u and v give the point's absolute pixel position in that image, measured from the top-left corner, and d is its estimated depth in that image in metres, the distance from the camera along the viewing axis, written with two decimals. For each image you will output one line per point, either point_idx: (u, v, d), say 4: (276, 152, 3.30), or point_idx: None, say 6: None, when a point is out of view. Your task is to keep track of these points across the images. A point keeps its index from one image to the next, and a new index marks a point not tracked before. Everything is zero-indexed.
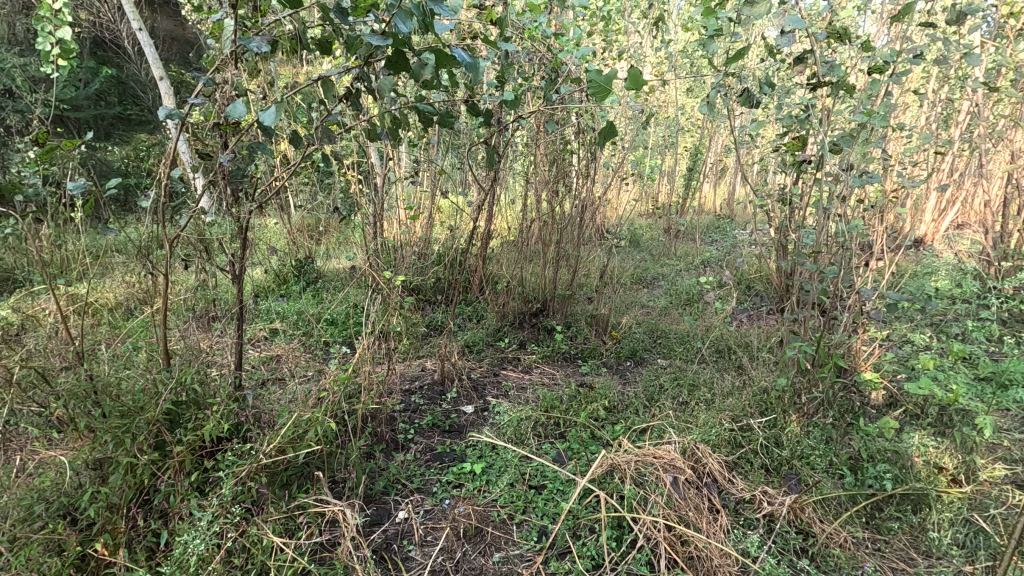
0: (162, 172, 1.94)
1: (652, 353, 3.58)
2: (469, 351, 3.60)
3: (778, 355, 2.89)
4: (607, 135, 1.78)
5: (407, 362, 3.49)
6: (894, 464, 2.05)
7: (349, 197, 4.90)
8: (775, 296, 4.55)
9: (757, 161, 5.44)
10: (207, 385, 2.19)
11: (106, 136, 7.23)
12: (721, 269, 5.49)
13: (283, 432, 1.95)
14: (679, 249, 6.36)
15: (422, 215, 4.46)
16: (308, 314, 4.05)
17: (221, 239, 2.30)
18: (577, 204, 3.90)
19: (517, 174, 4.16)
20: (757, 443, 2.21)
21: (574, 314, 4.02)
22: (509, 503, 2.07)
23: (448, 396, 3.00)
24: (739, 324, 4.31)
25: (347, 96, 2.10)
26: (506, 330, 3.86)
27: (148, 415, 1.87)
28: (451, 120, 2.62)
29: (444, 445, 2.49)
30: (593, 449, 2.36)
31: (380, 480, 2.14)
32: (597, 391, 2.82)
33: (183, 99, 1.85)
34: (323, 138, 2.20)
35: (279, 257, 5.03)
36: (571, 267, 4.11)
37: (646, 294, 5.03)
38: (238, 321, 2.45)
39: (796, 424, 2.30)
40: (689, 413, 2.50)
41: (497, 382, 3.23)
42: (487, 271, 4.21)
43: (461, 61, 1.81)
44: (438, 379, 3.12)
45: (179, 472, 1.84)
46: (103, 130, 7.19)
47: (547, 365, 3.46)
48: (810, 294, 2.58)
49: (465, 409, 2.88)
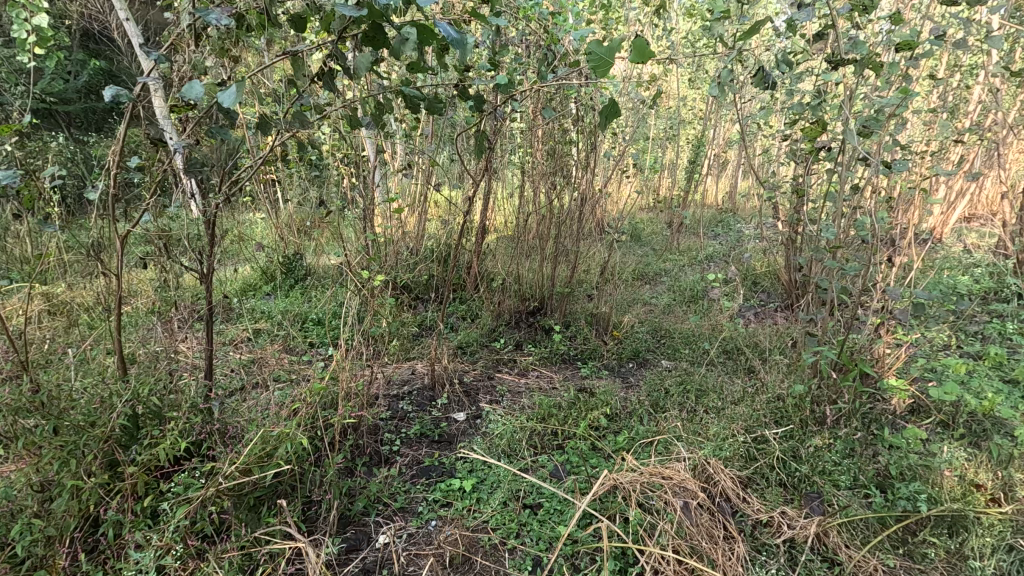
0: (112, 161, 1.73)
1: (655, 354, 3.39)
2: (463, 352, 3.41)
3: (791, 357, 2.71)
4: (611, 117, 1.57)
5: (397, 364, 3.30)
6: (926, 482, 1.85)
7: (339, 191, 4.71)
8: (784, 293, 4.36)
9: (764, 153, 5.22)
10: (170, 396, 2.00)
11: (96, 130, 7.08)
12: (725, 265, 5.29)
13: (251, 450, 1.76)
14: (682, 244, 6.16)
15: (414, 210, 4.26)
16: (295, 313, 3.87)
17: (188, 236, 2.10)
18: (576, 197, 3.70)
19: (513, 166, 3.95)
20: (774, 457, 2.02)
21: (573, 313, 3.82)
22: (501, 526, 1.89)
23: (439, 402, 2.81)
24: (746, 322, 4.12)
25: (320, 75, 1.88)
26: (502, 330, 3.67)
27: (97, 432, 1.68)
28: (439, 105, 2.40)
29: (432, 458, 2.30)
30: (593, 462, 2.17)
31: (359, 500, 1.95)
32: (598, 397, 2.64)
33: (132, 77, 1.63)
34: (296, 123, 1.99)
35: (267, 254, 4.86)
36: (570, 264, 3.91)
37: (648, 291, 4.84)
38: (208, 325, 2.25)
39: (815, 435, 2.11)
40: (697, 422, 2.31)
41: (491, 386, 3.05)
42: (482, 268, 4.01)
43: (445, 37, 1.55)
44: (428, 384, 2.93)
45: (131, 497, 1.65)
46: (92, 124, 7.03)
47: (545, 368, 3.27)
48: (828, 293, 2.38)
49: (456, 417, 2.69)
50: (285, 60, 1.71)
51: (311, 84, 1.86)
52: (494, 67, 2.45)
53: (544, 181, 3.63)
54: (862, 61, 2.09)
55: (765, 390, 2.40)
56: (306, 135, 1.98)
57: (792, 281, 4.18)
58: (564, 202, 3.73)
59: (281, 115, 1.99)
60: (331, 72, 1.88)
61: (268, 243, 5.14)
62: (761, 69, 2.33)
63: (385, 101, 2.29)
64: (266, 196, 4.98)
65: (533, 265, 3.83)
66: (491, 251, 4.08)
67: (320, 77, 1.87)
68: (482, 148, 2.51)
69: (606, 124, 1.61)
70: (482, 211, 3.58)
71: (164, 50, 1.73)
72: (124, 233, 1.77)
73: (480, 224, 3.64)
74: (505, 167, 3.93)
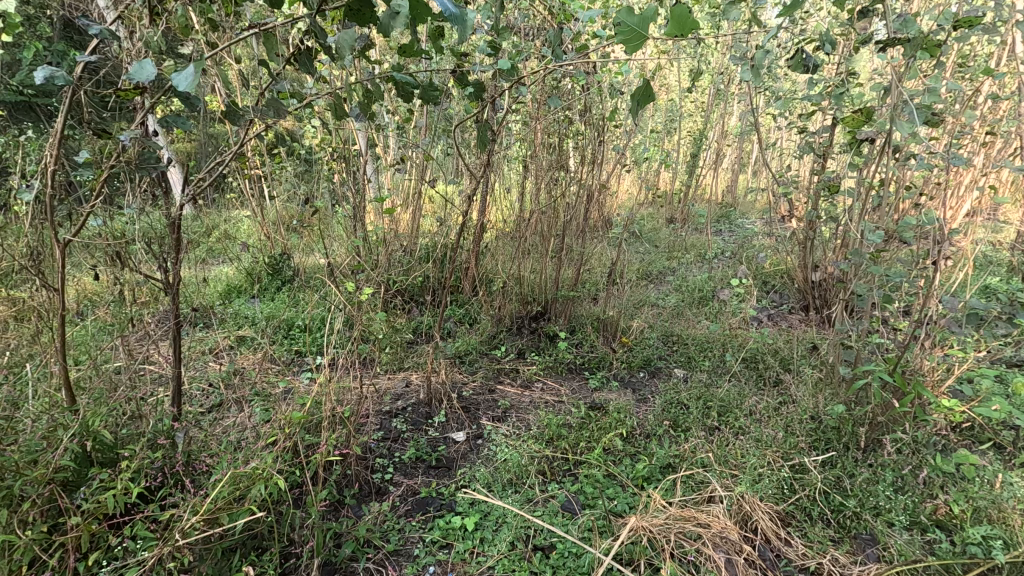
0: (51, 156, 1.46)
1: (667, 363, 3.16)
2: (461, 362, 3.17)
3: (820, 371, 2.48)
4: (643, 103, 1.35)
5: (390, 375, 3.06)
6: (992, 520, 1.63)
7: (328, 188, 4.44)
8: (799, 293, 4.14)
9: (774, 146, 4.99)
10: (128, 425, 1.74)
11: None
12: (733, 263, 5.08)
13: (219, 494, 1.51)
14: (687, 241, 5.93)
15: (407, 208, 4.00)
16: (281, 319, 3.63)
17: (151, 241, 1.85)
18: (581, 194, 3.44)
19: (513, 160, 3.69)
20: (815, 489, 1.80)
21: (578, 318, 3.58)
22: (509, 573, 1.66)
23: (435, 420, 2.57)
24: (760, 326, 3.90)
25: (294, 55, 1.60)
26: (502, 337, 3.42)
27: (35, 475, 1.41)
28: (435, 94, 2.14)
29: (429, 488, 2.06)
30: (611, 494, 1.95)
31: (347, 544, 1.71)
32: (611, 415, 2.40)
33: (68, 54, 1.35)
34: (270, 112, 1.73)
35: (252, 255, 4.61)
36: (574, 266, 3.67)
37: (654, 291, 4.61)
38: (175, 341, 1.99)
39: (859, 463, 1.88)
40: (725, 446, 2.08)
41: (493, 400, 2.81)
42: (481, 269, 3.77)
43: (443, 11, 1.26)
44: (424, 399, 2.69)
45: (75, 552, 1.39)
46: None
47: (550, 379, 3.03)
48: (867, 303, 2.15)
49: (455, 438, 2.44)
50: (252, 36, 1.45)
51: (286, 66, 1.60)
52: (497, 51, 2.20)
53: (548, 177, 3.38)
54: (916, 41, 1.83)
55: (797, 408, 2.17)
56: (282, 126, 1.72)
57: (808, 281, 3.96)
58: (568, 200, 3.48)
59: (251, 103, 1.72)
60: (310, 52, 1.61)
61: (253, 243, 4.87)
62: (799, 51, 2.07)
63: (374, 88, 2.03)
64: (251, 193, 4.70)
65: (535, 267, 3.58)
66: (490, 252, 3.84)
67: (296, 56, 1.60)
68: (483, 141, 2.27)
69: (636, 110, 1.38)
70: (481, 209, 3.32)
71: (110, 22, 1.45)
72: (65, 241, 1.51)
73: (479, 223, 3.38)
74: (505, 162, 3.67)
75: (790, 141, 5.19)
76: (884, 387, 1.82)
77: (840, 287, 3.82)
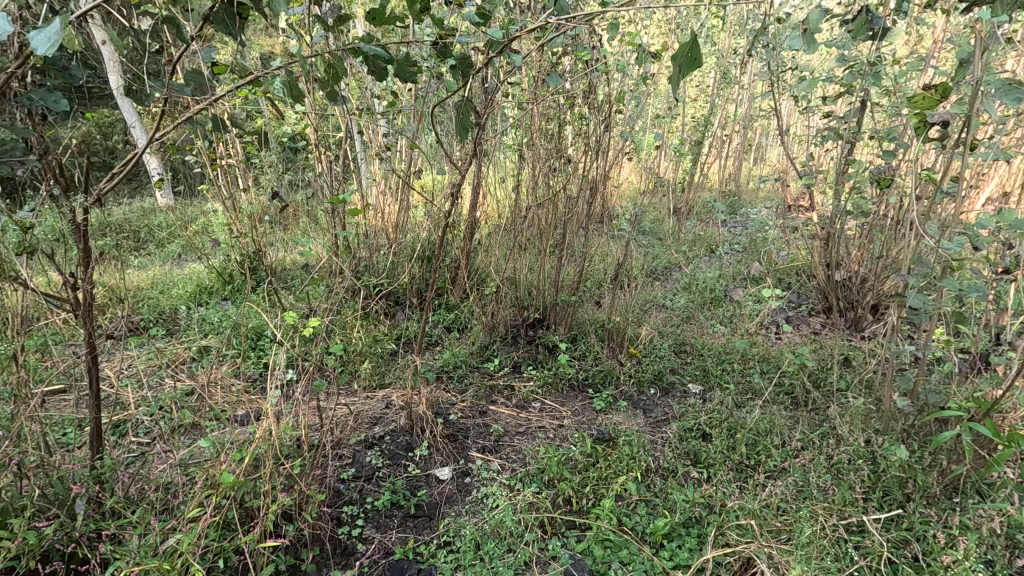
0: None
1: (681, 377, 2.81)
2: (448, 378, 2.81)
3: (865, 396, 2.13)
4: (687, 68, 0.99)
5: (368, 395, 2.71)
6: None
7: (306, 179, 4.05)
8: (821, 294, 3.78)
9: (790, 131, 4.61)
10: (18, 488, 1.40)
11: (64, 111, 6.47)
12: (744, 260, 4.72)
13: None
14: (693, 235, 5.58)
15: (392, 202, 3.64)
16: (250, 326, 3.29)
17: (53, 252, 1.50)
18: (585, 186, 3.06)
19: (507, 149, 3.31)
20: (878, 560, 1.46)
21: (580, 324, 3.21)
22: None
23: (417, 453, 2.22)
24: (779, 331, 3.54)
25: (212, 12, 1.21)
26: (495, 349, 3.05)
27: None
28: (411, 69, 1.75)
29: (406, 548, 1.73)
30: (624, 559, 1.61)
31: None
32: (621, 450, 2.07)
33: None
34: (187, 90, 1.36)
35: (223, 253, 4.26)
36: (577, 267, 3.28)
37: (661, 290, 4.25)
38: (91, 377, 1.65)
39: (930, 523, 1.54)
40: (761, 496, 1.73)
41: (485, 426, 2.46)
42: (473, 270, 3.40)
43: None
44: (405, 426, 2.34)
45: None
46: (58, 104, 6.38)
47: (550, 398, 2.68)
48: (935, 322, 1.79)
49: (439, 477, 2.10)
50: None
51: (201, 28, 1.22)
52: (487, 15, 1.81)
53: (548, 168, 3.00)
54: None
55: (843, 447, 1.83)
56: (203, 109, 1.37)
57: (832, 282, 3.60)
58: (570, 193, 3.08)
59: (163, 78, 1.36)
60: (230, 6, 1.22)
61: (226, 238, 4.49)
62: (861, 12, 1.70)
63: (333, 61, 1.65)
64: (223, 184, 4.31)
65: (532, 268, 3.21)
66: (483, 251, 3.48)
67: (212, 12, 1.22)
68: (467, 124, 1.71)
69: (674, 79, 1.03)
70: (471, 204, 2.95)
71: None
72: None
73: (469, 219, 3.01)
74: (499, 151, 3.29)
75: (807, 127, 4.82)
76: (965, 435, 1.47)
77: (867, 288, 3.46)
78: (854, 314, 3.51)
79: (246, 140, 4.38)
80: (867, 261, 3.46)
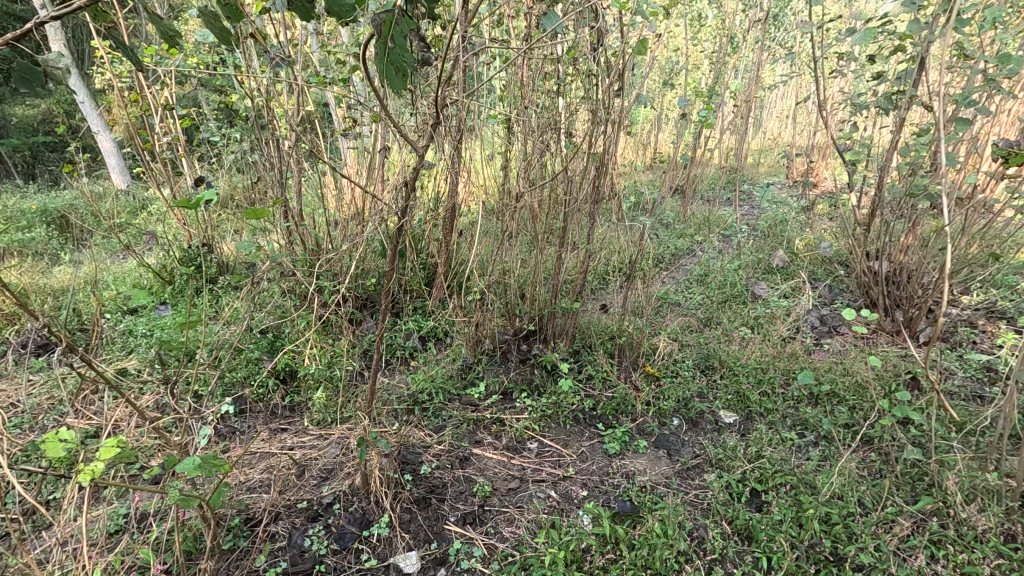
0: None
1: (710, 404, 2.26)
2: (421, 410, 2.23)
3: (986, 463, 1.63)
4: None
5: (319, 436, 2.15)
6: None
7: (255, 160, 3.40)
8: (861, 289, 3.23)
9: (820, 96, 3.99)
10: None
11: None
12: (765, 245, 4.13)
13: None
14: (702, 216, 4.98)
15: (355, 188, 3.02)
16: (178, 343, 2.69)
17: None
18: (591, 163, 2.44)
19: (493, 120, 2.67)
20: None
21: (583, 333, 2.63)
22: None
23: (375, 531, 1.67)
24: (816, 335, 2.99)
25: None
26: (481, 369, 2.46)
27: None
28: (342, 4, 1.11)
29: None
30: None
31: None
32: (654, 535, 1.55)
33: None
34: None
35: (160, 247, 3.61)
36: (578, 264, 2.68)
37: (673, 283, 3.67)
38: None
39: None
40: None
41: (465, 479, 1.90)
42: (453, 268, 2.80)
43: None
44: (359, 489, 1.78)
45: None
46: None
47: (549, 436, 2.12)
48: None
49: (403, 570, 1.56)
50: None
51: None
52: None
53: (543, 144, 2.40)
54: None
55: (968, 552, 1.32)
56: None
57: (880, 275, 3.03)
58: (571, 173, 2.47)
59: None
60: None
61: (164, 228, 3.84)
62: None
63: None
64: (157, 165, 3.64)
65: (524, 266, 2.61)
66: (466, 245, 2.89)
67: None
68: (401, 67, 1.07)
69: None
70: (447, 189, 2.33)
71: None
72: None
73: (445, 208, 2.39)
74: (483, 121, 2.66)
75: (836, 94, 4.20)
76: None
77: (922, 283, 2.91)
78: (905, 313, 2.96)
79: (183, 112, 3.69)
80: (920, 250, 2.91)
